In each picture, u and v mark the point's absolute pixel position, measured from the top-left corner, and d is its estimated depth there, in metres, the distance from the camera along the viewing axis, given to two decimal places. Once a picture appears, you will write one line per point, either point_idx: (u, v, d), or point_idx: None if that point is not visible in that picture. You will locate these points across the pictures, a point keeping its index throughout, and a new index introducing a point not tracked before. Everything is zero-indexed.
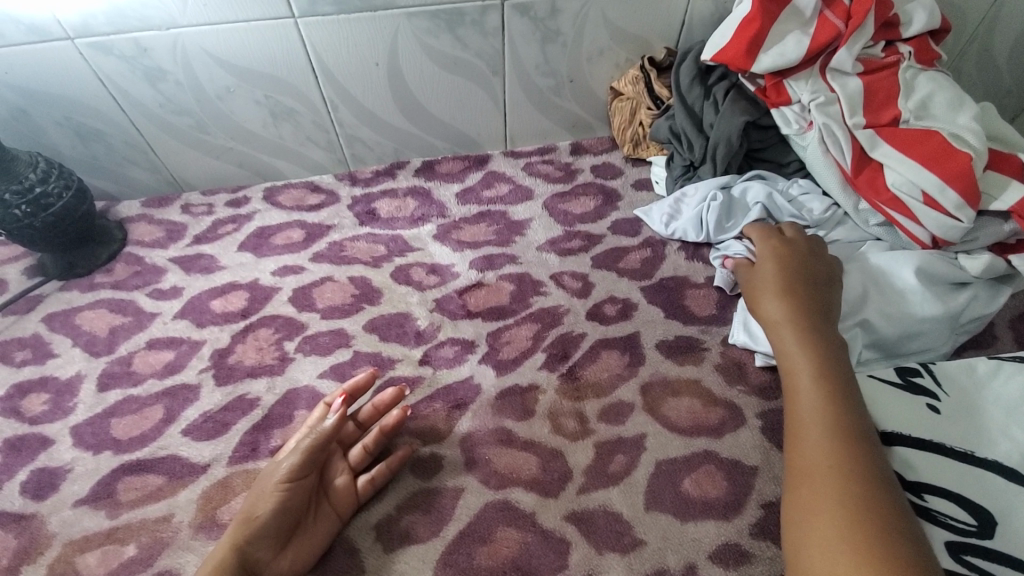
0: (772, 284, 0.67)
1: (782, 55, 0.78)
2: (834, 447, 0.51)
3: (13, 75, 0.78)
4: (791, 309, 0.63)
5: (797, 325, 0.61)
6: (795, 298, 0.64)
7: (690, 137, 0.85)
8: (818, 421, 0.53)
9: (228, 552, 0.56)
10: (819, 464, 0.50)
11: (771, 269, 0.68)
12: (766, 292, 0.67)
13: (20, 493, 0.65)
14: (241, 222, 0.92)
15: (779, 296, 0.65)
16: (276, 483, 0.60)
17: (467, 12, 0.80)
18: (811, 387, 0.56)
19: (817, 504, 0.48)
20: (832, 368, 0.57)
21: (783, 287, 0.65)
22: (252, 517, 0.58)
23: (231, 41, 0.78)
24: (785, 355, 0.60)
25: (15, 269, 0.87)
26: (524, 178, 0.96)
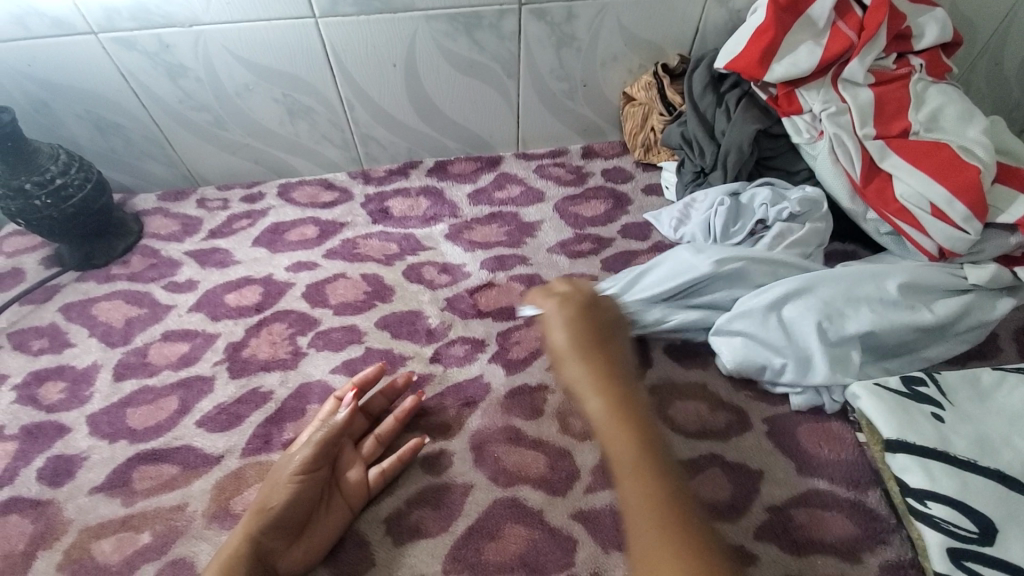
0: (562, 339, 0.60)
1: (795, 65, 0.80)
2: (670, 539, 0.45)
3: (36, 68, 0.79)
4: (594, 371, 0.56)
5: (604, 384, 0.56)
6: (582, 353, 0.58)
7: (702, 144, 0.86)
8: (647, 507, 0.47)
9: (242, 540, 0.57)
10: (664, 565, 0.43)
11: (557, 319, 0.61)
12: (556, 350, 0.60)
13: (37, 479, 0.66)
14: (256, 217, 0.93)
15: (569, 351, 0.59)
16: (288, 475, 0.61)
17: (485, 16, 0.82)
18: (631, 464, 0.50)
19: None
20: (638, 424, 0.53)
21: (579, 340, 0.59)
22: (266, 508, 0.59)
23: (252, 39, 0.79)
24: (599, 418, 0.54)
25: (33, 258, 0.88)
26: (536, 181, 0.97)
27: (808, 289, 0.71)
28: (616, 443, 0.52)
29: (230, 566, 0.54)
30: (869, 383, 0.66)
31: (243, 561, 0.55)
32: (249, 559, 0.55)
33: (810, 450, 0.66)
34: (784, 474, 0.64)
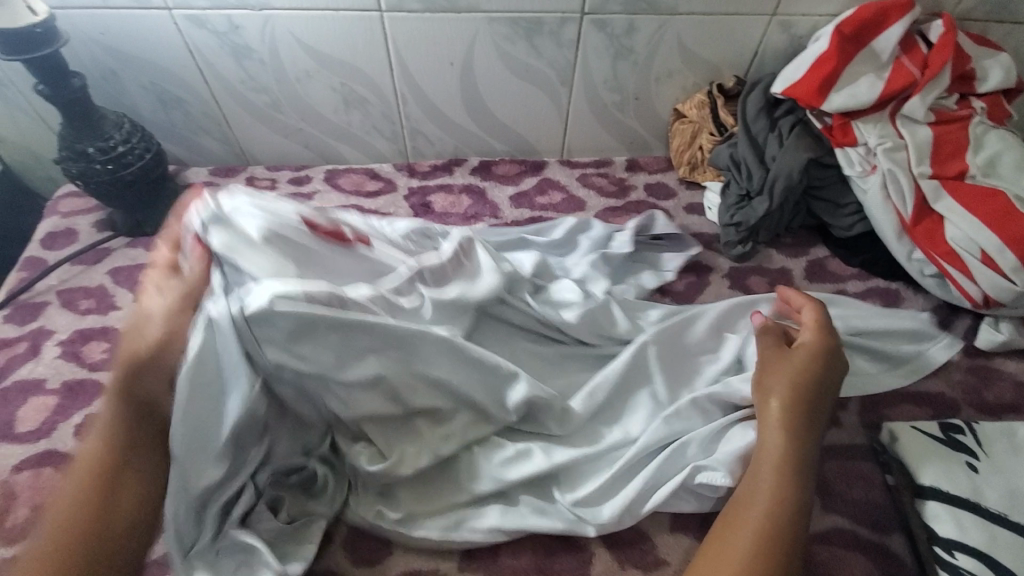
0: (799, 361, 0.60)
1: (854, 98, 0.79)
2: (774, 509, 0.50)
3: (108, 36, 0.82)
4: (776, 480, 0.52)
5: (799, 376, 0.59)
6: (807, 382, 0.58)
7: (751, 167, 0.84)
8: (763, 492, 0.51)
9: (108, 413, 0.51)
10: (762, 501, 0.51)
11: (820, 331, 0.64)
12: (773, 357, 0.62)
13: (73, 435, 0.68)
14: (302, 200, 0.95)
15: (805, 367, 0.60)
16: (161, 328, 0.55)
17: (546, 22, 0.82)
18: (769, 459, 0.54)
19: (757, 477, 0.53)
20: (780, 496, 0.51)
21: (801, 373, 0.59)
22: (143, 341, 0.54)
23: (318, 28, 0.81)
24: (761, 405, 0.58)
25: (86, 220, 0.91)
26: (578, 190, 0.97)
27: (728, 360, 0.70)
28: (766, 448, 0.55)
29: (128, 440, 0.50)
30: (907, 425, 0.67)
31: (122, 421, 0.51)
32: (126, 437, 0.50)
33: (839, 490, 0.66)
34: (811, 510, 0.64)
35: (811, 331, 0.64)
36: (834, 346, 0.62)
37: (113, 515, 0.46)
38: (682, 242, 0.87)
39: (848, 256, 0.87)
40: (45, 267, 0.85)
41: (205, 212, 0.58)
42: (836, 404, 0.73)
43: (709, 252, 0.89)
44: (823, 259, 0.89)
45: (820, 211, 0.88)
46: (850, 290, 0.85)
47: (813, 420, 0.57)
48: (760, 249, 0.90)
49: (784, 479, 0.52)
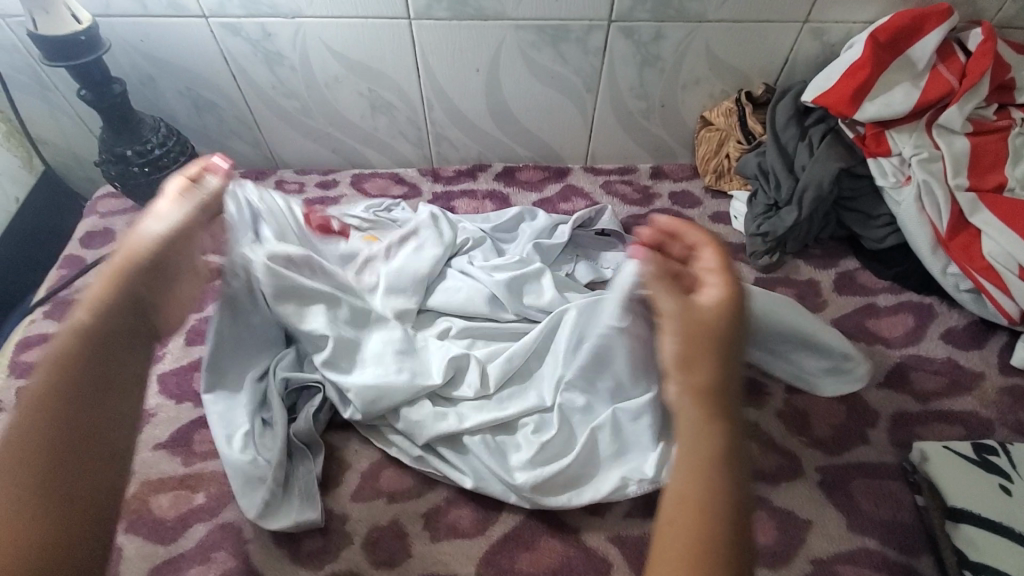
0: (700, 318, 0.42)
1: (889, 107, 0.77)
2: (705, 519, 0.34)
3: (146, 43, 0.84)
4: (700, 470, 0.36)
5: (693, 336, 0.41)
6: (714, 343, 0.40)
7: (780, 177, 0.83)
8: (694, 491, 0.35)
9: (94, 302, 0.43)
10: (689, 506, 0.35)
11: (726, 271, 0.45)
12: (676, 319, 0.43)
13: None
14: (329, 204, 0.96)
15: (707, 325, 0.41)
16: (159, 235, 0.50)
17: (574, 30, 0.82)
18: (693, 446, 0.37)
19: (688, 479, 0.36)
20: (711, 499, 0.34)
21: (715, 334, 0.41)
22: (143, 242, 0.49)
23: (348, 35, 0.82)
24: (688, 372, 0.40)
25: (123, 221, 0.94)
26: (602, 196, 0.97)
27: None
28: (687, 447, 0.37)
29: (104, 330, 0.42)
30: (938, 445, 0.65)
31: (115, 317, 0.43)
32: (111, 331, 0.42)
33: (865, 508, 0.65)
34: (834, 529, 0.63)
35: (714, 281, 0.45)
36: (734, 287, 0.44)
37: (83, 437, 0.38)
38: (622, 238, 0.88)
39: (880, 269, 0.85)
40: (83, 265, 0.88)
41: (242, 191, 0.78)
42: (864, 420, 0.72)
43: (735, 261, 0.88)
44: (853, 271, 0.86)
45: (850, 221, 0.85)
46: (880, 303, 0.83)
47: (730, 384, 0.40)
48: (787, 259, 0.88)
49: (712, 470, 0.36)
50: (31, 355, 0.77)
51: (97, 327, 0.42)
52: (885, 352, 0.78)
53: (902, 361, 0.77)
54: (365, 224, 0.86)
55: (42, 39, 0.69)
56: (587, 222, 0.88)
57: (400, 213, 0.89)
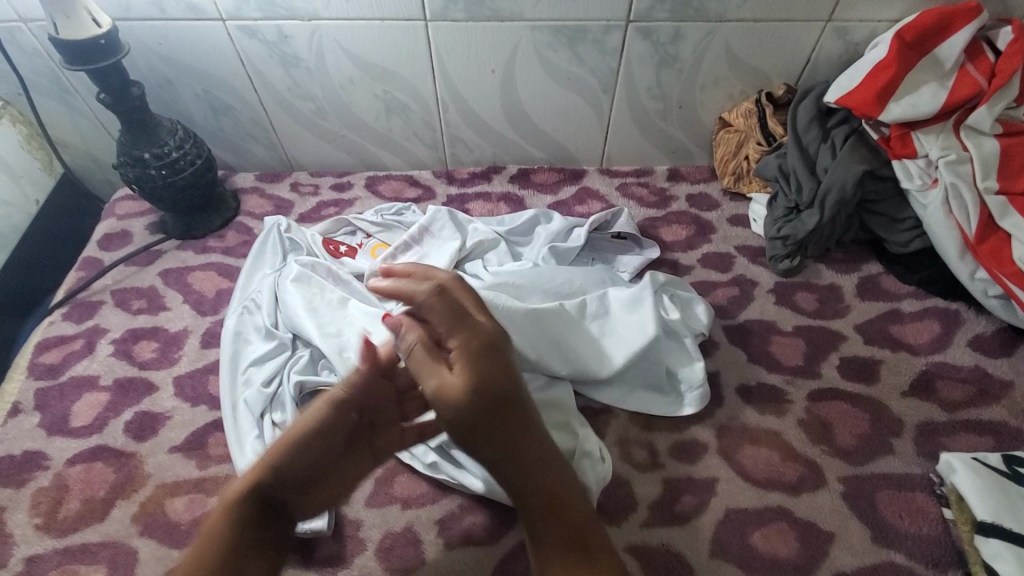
0: (464, 400, 0.50)
1: (917, 107, 0.75)
2: (545, 496, 0.52)
3: (164, 46, 0.84)
4: (529, 467, 0.53)
5: (472, 414, 0.51)
6: (489, 406, 0.51)
7: (801, 179, 0.81)
8: (531, 485, 0.53)
9: (248, 489, 0.51)
10: (540, 497, 0.53)
11: (460, 329, 0.53)
12: (448, 414, 0.51)
13: (124, 432, 0.71)
14: (344, 206, 0.96)
15: (473, 400, 0.50)
16: (318, 421, 0.54)
17: (591, 30, 0.81)
18: (509, 459, 0.52)
19: (530, 482, 0.53)
20: (546, 478, 0.53)
21: (486, 400, 0.51)
22: (304, 421, 0.54)
23: (364, 37, 0.82)
24: (477, 420, 0.51)
25: (140, 223, 0.95)
26: (618, 199, 0.96)
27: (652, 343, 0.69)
28: (516, 477, 0.53)
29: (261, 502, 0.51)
30: (966, 456, 0.63)
31: (258, 514, 0.51)
32: (249, 525, 0.50)
33: (890, 520, 0.63)
34: (857, 542, 0.61)
35: (454, 358, 0.52)
36: (488, 337, 0.53)
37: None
38: (638, 242, 0.87)
39: (904, 273, 0.83)
40: (101, 267, 0.88)
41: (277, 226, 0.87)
42: (888, 429, 0.70)
43: (754, 265, 0.86)
44: (877, 276, 0.84)
45: (873, 225, 0.84)
46: (905, 309, 0.81)
47: (513, 424, 0.52)
48: (807, 263, 0.86)
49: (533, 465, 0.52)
50: (49, 357, 0.78)
51: (243, 519, 0.50)
52: (910, 359, 0.76)
53: (928, 368, 0.75)
54: (376, 229, 0.87)
55: (62, 43, 0.70)
56: (603, 224, 0.87)
57: (411, 216, 0.89)
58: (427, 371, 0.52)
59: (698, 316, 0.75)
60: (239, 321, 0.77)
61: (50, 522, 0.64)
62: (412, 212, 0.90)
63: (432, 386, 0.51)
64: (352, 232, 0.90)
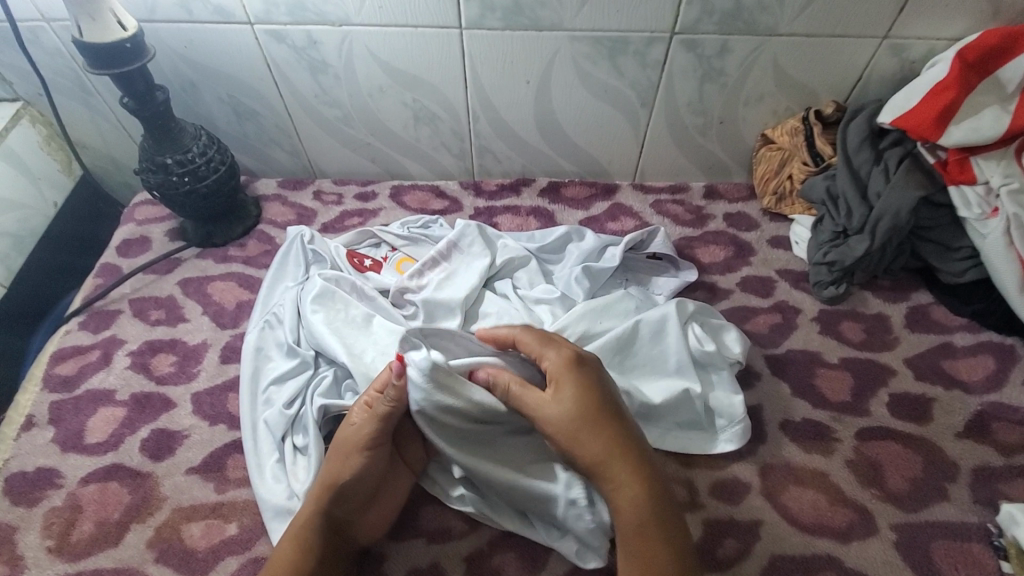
0: (565, 412, 0.54)
1: (978, 131, 0.71)
2: (648, 514, 0.51)
3: (190, 49, 0.82)
4: (636, 483, 0.52)
5: (580, 424, 0.53)
6: (587, 419, 0.54)
7: (851, 203, 0.78)
8: (636, 503, 0.52)
9: (313, 513, 0.57)
10: (642, 517, 0.51)
11: (551, 350, 0.58)
12: (551, 429, 0.55)
13: (140, 451, 0.68)
14: (368, 216, 0.93)
15: (570, 413, 0.54)
16: (356, 450, 0.58)
17: (633, 42, 0.77)
18: (616, 470, 0.52)
19: (632, 499, 0.52)
20: (653, 495, 0.52)
21: (584, 412, 0.54)
22: (347, 449, 0.58)
23: (395, 44, 0.79)
24: (585, 427, 0.53)
25: (160, 229, 0.92)
26: (652, 216, 0.92)
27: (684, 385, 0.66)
28: (615, 492, 0.52)
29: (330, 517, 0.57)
30: None
31: (323, 534, 0.57)
32: (319, 543, 0.56)
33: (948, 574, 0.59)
34: None
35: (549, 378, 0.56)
36: (578, 356, 0.57)
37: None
38: (675, 263, 0.83)
39: (957, 305, 0.78)
40: (120, 275, 0.86)
41: (299, 235, 0.83)
42: (943, 474, 0.65)
43: (796, 291, 0.83)
44: (926, 306, 0.80)
45: (925, 253, 0.79)
46: (957, 342, 0.76)
47: (610, 435, 0.53)
48: (853, 291, 0.82)
49: (639, 481, 0.52)
50: (65, 368, 0.76)
51: (312, 542, 0.56)
52: (965, 398, 0.71)
53: (984, 408, 0.70)
54: (402, 243, 0.85)
55: (87, 46, 0.67)
56: (638, 244, 0.82)
57: (437, 230, 0.86)
58: (527, 394, 0.56)
59: (731, 345, 0.71)
60: (260, 336, 0.74)
61: (62, 545, 0.61)
62: (440, 225, 0.87)
63: (530, 406, 0.56)
64: (376, 245, 0.87)
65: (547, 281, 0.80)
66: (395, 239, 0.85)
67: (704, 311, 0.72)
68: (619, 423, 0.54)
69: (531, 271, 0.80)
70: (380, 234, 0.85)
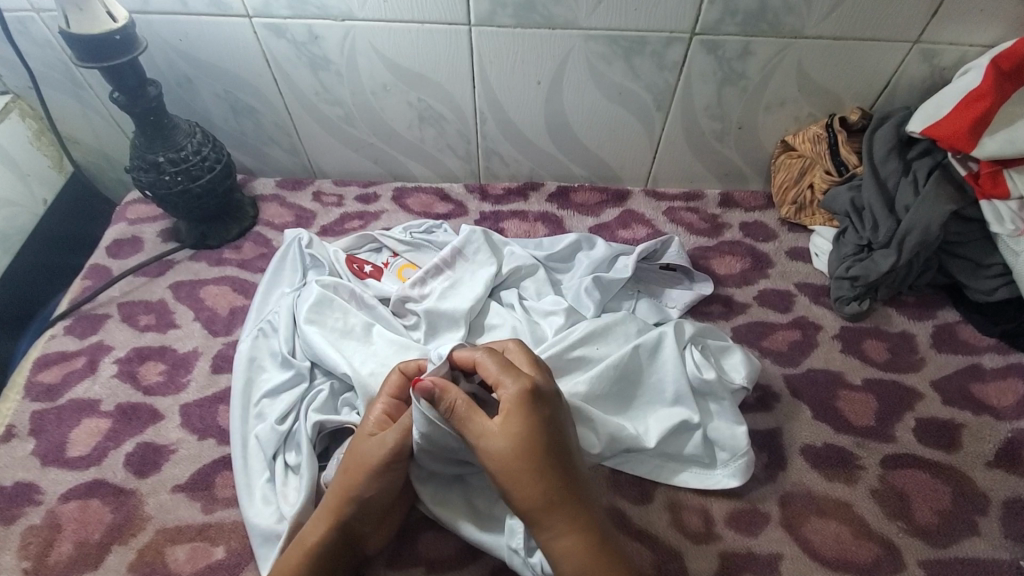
0: (511, 451, 0.49)
1: (1015, 143, 0.66)
2: (588, 563, 0.48)
3: (185, 42, 0.78)
4: (575, 527, 0.49)
5: (520, 466, 0.48)
6: (535, 462, 0.49)
7: (877, 216, 0.74)
8: (575, 550, 0.48)
9: (326, 529, 0.54)
10: (580, 565, 0.48)
11: (507, 378, 0.52)
12: (492, 466, 0.49)
13: (124, 466, 0.64)
14: (368, 219, 0.90)
15: (516, 454, 0.48)
16: (375, 467, 0.54)
17: (650, 42, 0.73)
18: (554, 514, 0.49)
19: (570, 544, 0.49)
20: (593, 541, 0.49)
21: (533, 453, 0.49)
22: (364, 465, 0.55)
23: (400, 41, 0.75)
24: (529, 469, 0.48)
25: (152, 229, 0.89)
26: (665, 225, 0.89)
27: (683, 416, 0.62)
28: (555, 537, 0.49)
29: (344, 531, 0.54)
30: None
31: (334, 554, 0.53)
32: (327, 562, 0.53)
33: None
34: None
35: (500, 409, 0.51)
36: (537, 389, 0.51)
37: None
38: (689, 274, 0.79)
39: (985, 324, 0.75)
40: (109, 277, 0.83)
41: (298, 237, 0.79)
42: (973, 506, 0.61)
43: (816, 306, 0.79)
44: (953, 325, 0.76)
45: (954, 269, 0.76)
46: (986, 364, 0.72)
47: (557, 481, 0.49)
48: (875, 307, 0.78)
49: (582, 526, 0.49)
50: (49, 376, 0.72)
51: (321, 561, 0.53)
52: (995, 424, 0.67)
53: (1015, 436, 0.66)
54: (404, 248, 0.81)
55: (73, 38, 0.64)
56: (651, 254, 0.79)
57: (442, 235, 0.82)
58: (472, 421, 0.50)
59: (736, 366, 0.66)
60: (254, 345, 0.70)
61: (39, 567, 0.58)
62: (444, 231, 0.84)
63: (473, 435, 0.50)
64: (377, 250, 0.83)
65: (555, 292, 0.76)
66: (397, 244, 0.81)
67: (704, 334, 0.68)
68: (563, 463, 0.50)
69: (539, 280, 0.76)
70: (382, 238, 0.81)
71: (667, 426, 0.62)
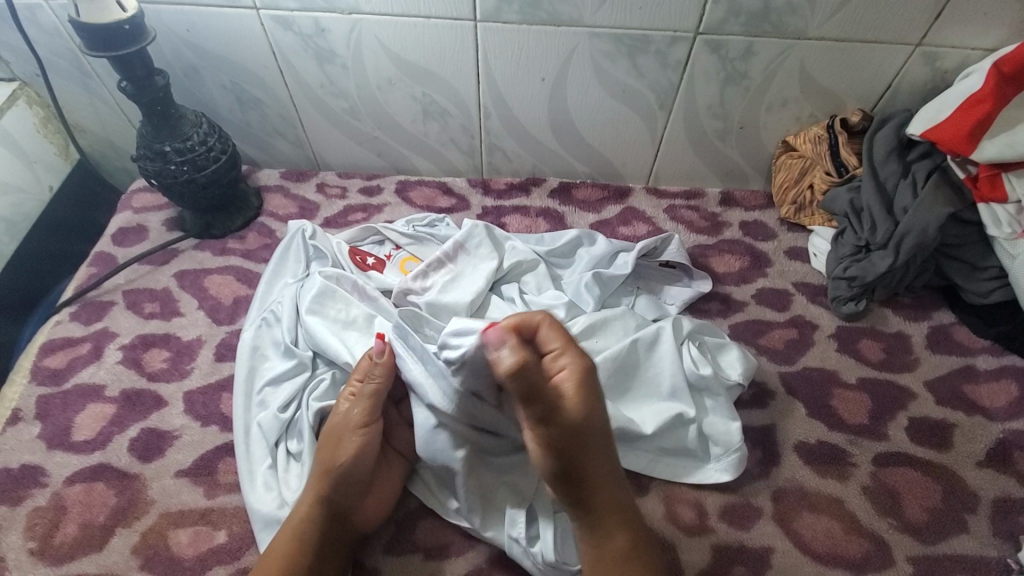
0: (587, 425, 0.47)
1: (1014, 147, 0.67)
2: (623, 521, 0.52)
3: (192, 33, 0.78)
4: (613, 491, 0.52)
5: (588, 438, 0.48)
6: (600, 435, 0.49)
7: (875, 217, 0.75)
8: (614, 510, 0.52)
9: (314, 503, 0.56)
10: (617, 521, 0.52)
11: (571, 348, 0.47)
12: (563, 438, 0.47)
13: (128, 451, 0.65)
14: (371, 212, 0.91)
15: (587, 430, 0.47)
16: (344, 435, 0.58)
17: (654, 41, 0.74)
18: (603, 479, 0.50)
19: (611, 506, 0.52)
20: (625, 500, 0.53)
21: (601, 427, 0.48)
22: (336, 436, 0.58)
23: (407, 35, 0.76)
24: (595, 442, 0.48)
25: (156, 218, 0.89)
26: (665, 222, 0.89)
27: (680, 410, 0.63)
28: (601, 500, 0.51)
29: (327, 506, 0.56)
30: None
31: (324, 529, 0.55)
32: (320, 538, 0.55)
33: None
34: None
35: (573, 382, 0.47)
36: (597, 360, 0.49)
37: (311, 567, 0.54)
38: (688, 272, 0.80)
39: (980, 326, 0.75)
40: (114, 265, 0.83)
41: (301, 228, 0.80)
42: (962, 504, 0.62)
43: (813, 305, 0.80)
44: (948, 326, 0.77)
45: (951, 271, 0.77)
46: (980, 366, 0.73)
47: (608, 450, 0.50)
48: (871, 307, 0.79)
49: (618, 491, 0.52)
50: (54, 361, 0.73)
51: (310, 535, 0.55)
52: (987, 425, 0.68)
53: (1006, 436, 0.67)
54: (406, 241, 0.82)
55: (84, 27, 0.64)
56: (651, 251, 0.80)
57: (444, 229, 0.83)
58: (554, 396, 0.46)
59: (732, 363, 0.67)
60: (257, 334, 0.71)
61: (45, 548, 0.59)
62: (446, 225, 0.85)
63: (549, 409, 0.46)
64: (379, 242, 0.84)
65: (555, 287, 0.77)
66: (399, 238, 0.82)
67: (702, 331, 0.69)
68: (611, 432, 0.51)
69: (540, 276, 0.77)
70: (385, 231, 0.82)
71: (664, 419, 0.62)
